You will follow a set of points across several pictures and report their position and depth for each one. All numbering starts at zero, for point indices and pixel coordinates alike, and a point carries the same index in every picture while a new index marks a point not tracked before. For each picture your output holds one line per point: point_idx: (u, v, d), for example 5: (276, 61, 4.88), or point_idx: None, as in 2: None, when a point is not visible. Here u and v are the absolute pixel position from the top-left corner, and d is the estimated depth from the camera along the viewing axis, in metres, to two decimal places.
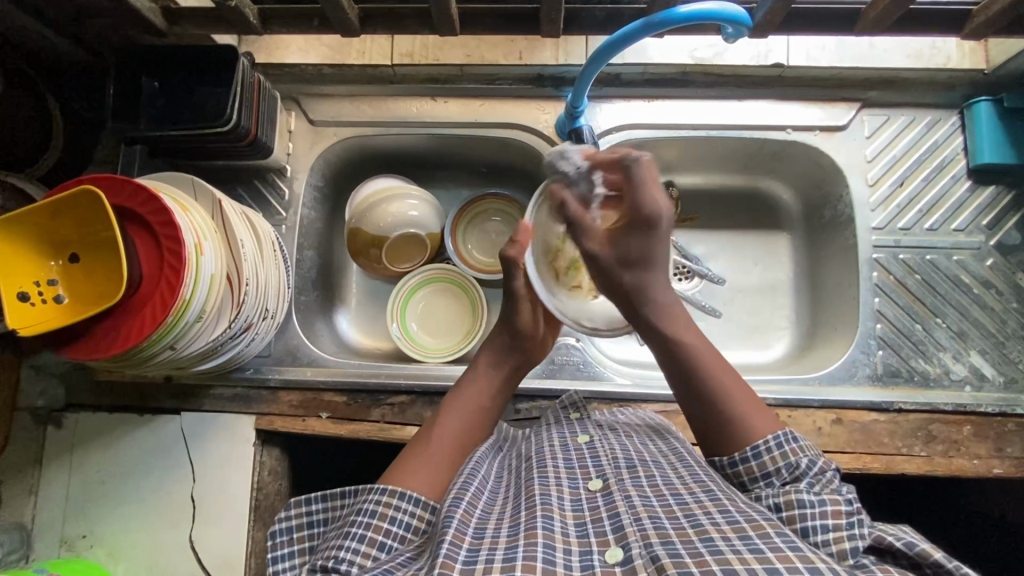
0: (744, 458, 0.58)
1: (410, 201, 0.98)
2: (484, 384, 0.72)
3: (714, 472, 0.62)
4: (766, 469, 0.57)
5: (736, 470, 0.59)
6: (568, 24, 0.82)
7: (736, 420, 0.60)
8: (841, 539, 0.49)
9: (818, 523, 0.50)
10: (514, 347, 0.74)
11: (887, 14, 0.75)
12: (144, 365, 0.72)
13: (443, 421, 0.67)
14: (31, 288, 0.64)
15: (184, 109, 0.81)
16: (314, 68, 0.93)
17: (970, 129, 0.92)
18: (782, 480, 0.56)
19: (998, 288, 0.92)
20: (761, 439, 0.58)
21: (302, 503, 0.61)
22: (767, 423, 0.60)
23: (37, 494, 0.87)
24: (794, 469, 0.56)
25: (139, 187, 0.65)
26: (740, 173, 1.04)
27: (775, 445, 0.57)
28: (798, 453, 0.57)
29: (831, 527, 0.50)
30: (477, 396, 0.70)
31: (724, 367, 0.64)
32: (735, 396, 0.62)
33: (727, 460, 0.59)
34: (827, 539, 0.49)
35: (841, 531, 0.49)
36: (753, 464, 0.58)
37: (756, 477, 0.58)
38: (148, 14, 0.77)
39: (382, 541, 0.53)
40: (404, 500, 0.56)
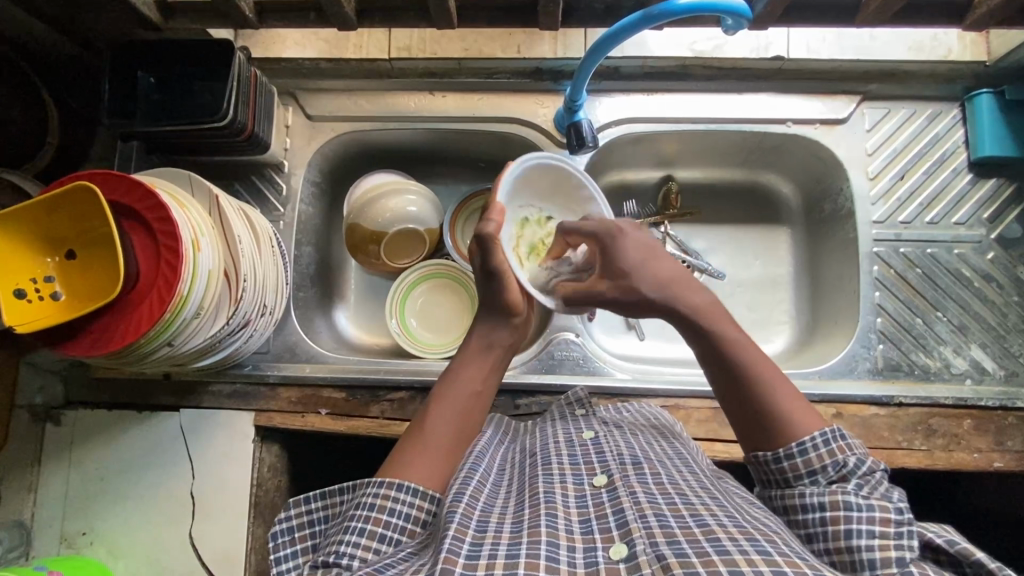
0: (789, 454, 0.57)
1: (409, 196, 0.98)
2: (476, 368, 0.67)
3: (755, 466, 0.60)
4: (811, 467, 0.56)
5: (780, 467, 0.58)
6: (566, 18, 0.81)
7: (779, 416, 0.59)
8: (887, 546, 0.48)
9: (864, 528, 0.50)
10: (505, 325, 0.70)
11: (888, 5, 0.74)
12: (144, 362, 0.71)
13: (434, 409, 0.63)
14: (28, 285, 0.64)
15: (180, 103, 0.82)
16: (311, 63, 0.92)
17: (972, 122, 0.91)
18: (828, 478, 0.55)
19: (999, 282, 0.91)
20: (806, 436, 0.57)
21: (301, 501, 0.60)
22: (810, 416, 0.59)
23: (36, 491, 0.87)
24: (841, 467, 0.55)
25: (135, 182, 0.65)
26: (740, 168, 1.03)
27: (821, 441, 0.56)
28: (846, 453, 0.56)
29: (878, 532, 0.49)
30: (471, 381, 0.66)
31: (763, 359, 0.62)
32: (777, 392, 0.60)
33: (771, 456, 0.58)
34: (871, 544, 0.49)
35: (887, 539, 0.49)
36: (799, 461, 0.57)
37: (800, 474, 0.56)
38: (143, 9, 0.77)
39: (382, 532, 0.53)
40: (402, 491, 0.55)
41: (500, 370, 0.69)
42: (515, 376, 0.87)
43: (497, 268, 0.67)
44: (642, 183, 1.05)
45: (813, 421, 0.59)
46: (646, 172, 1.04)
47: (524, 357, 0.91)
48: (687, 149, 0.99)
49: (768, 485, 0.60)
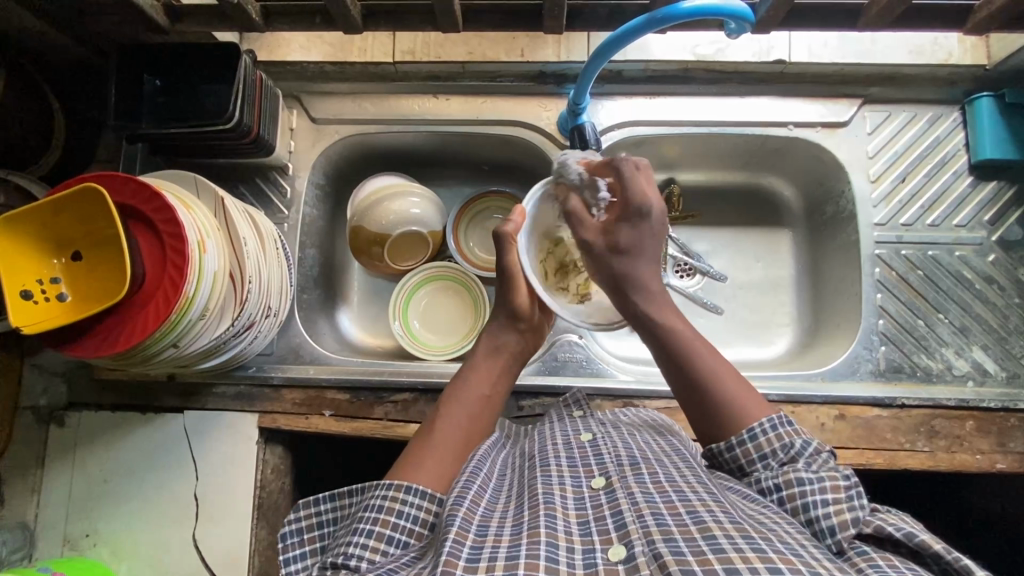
0: (741, 442, 0.58)
1: (412, 198, 0.97)
2: (484, 373, 0.70)
3: (713, 459, 0.61)
4: (762, 451, 0.57)
5: (734, 455, 0.59)
6: (570, 22, 0.82)
7: (731, 405, 0.60)
8: (841, 511, 0.50)
9: (818, 499, 0.51)
10: (512, 331, 0.72)
11: (890, 9, 0.75)
12: (149, 363, 0.72)
13: (445, 413, 0.65)
14: (34, 288, 0.64)
15: (185, 107, 0.83)
16: (316, 66, 0.93)
17: (972, 124, 0.92)
18: (779, 461, 0.56)
19: (1000, 284, 0.92)
20: (755, 422, 0.58)
21: (310, 504, 0.60)
22: (758, 405, 0.60)
23: (40, 492, 0.87)
24: (790, 449, 0.56)
25: (141, 184, 0.65)
26: (742, 170, 1.04)
27: (769, 426, 0.58)
28: (793, 435, 0.57)
29: (832, 500, 0.50)
30: (479, 386, 0.68)
31: (712, 352, 0.64)
32: (726, 379, 0.62)
33: (725, 446, 0.59)
34: (827, 513, 0.50)
35: (840, 505, 0.50)
36: (750, 447, 0.58)
37: (753, 459, 0.57)
38: (151, 12, 0.77)
39: (390, 535, 0.53)
40: (411, 493, 0.55)
41: (511, 374, 0.72)
42: (518, 377, 0.88)
43: (510, 267, 0.71)
44: None
45: (760, 409, 0.60)
46: None
47: (526, 359, 0.91)
48: (690, 152, 1.00)
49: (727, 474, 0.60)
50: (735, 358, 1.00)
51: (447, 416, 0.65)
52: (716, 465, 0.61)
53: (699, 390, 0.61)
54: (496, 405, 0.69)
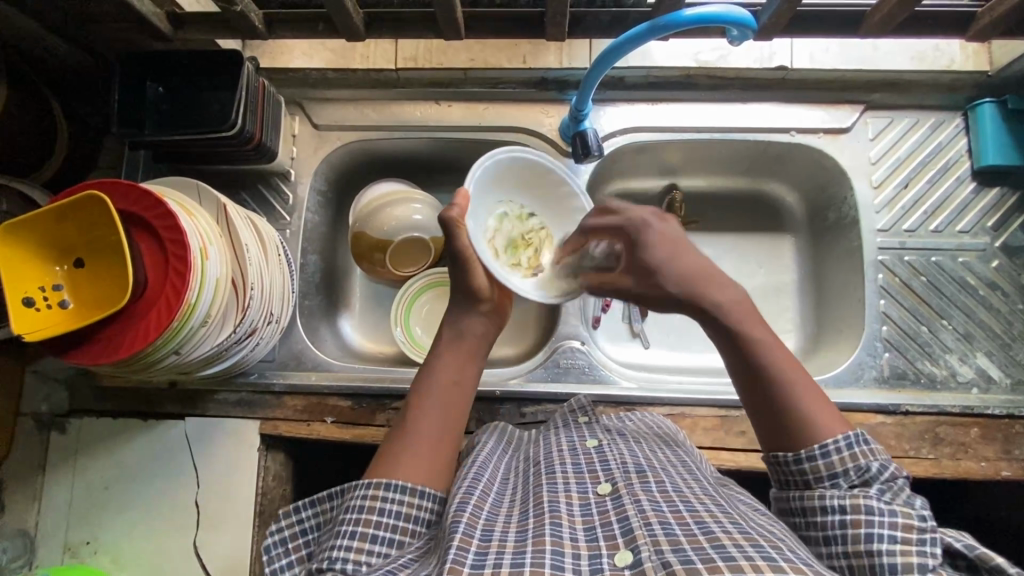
0: (811, 456, 0.56)
1: (415, 205, 0.99)
2: (452, 360, 0.67)
3: (774, 465, 0.59)
4: (833, 470, 0.55)
5: (802, 468, 0.57)
6: (572, 29, 0.82)
7: (810, 424, 0.57)
8: (908, 552, 0.48)
9: (886, 533, 0.50)
10: (474, 313, 0.70)
11: (892, 16, 0.75)
12: (150, 370, 0.72)
13: (415, 408, 0.63)
14: (35, 293, 0.64)
15: (187, 113, 0.83)
16: (318, 73, 0.93)
17: (974, 130, 0.92)
18: (850, 482, 0.55)
19: (1004, 290, 0.92)
20: (830, 439, 0.56)
21: (293, 511, 0.61)
22: (836, 420, 0.58)
23: (40, 500, 0.87)
24: (864, 472, 0.55)
25: (144, 191, 0.65)
26: (744, 176, 1.04)
27: (844, 444, 0.56)
28: (869, 457, 0.55)
29: (900, 539, 0.49)
30: (447, 374, 0.66)
31: (791, 361, 0.60)
32: (804, 392, 0.58)
33: (793, 458, 0.57)
34: (892, 549, 0.49)
35: (909, 545, 0.49)
36: (821, 463, 0.56)
37: (822, 476, 0.56)
38: (153, 19, 0.78)
39: (373, 534, 0.53)
40: (390, 490, 0.55)
41: (479, 358, 0.69)
42: (520, 384, 0.88)
43: (464, 254, 0.67)
44: (646, 192, 1.06)
45: (838, 427, 0.57)
46: (650, 180, 1.05)
47: (527, 366, 0.91)
48: (692, 158, 1.00)
49: (789, 487, 0.59)
50: None
51: (420, 412, 0.63)
52: (774, 472, 0.60)
53: (775, 404, 0.58)
54: (469, 389, 0.67)
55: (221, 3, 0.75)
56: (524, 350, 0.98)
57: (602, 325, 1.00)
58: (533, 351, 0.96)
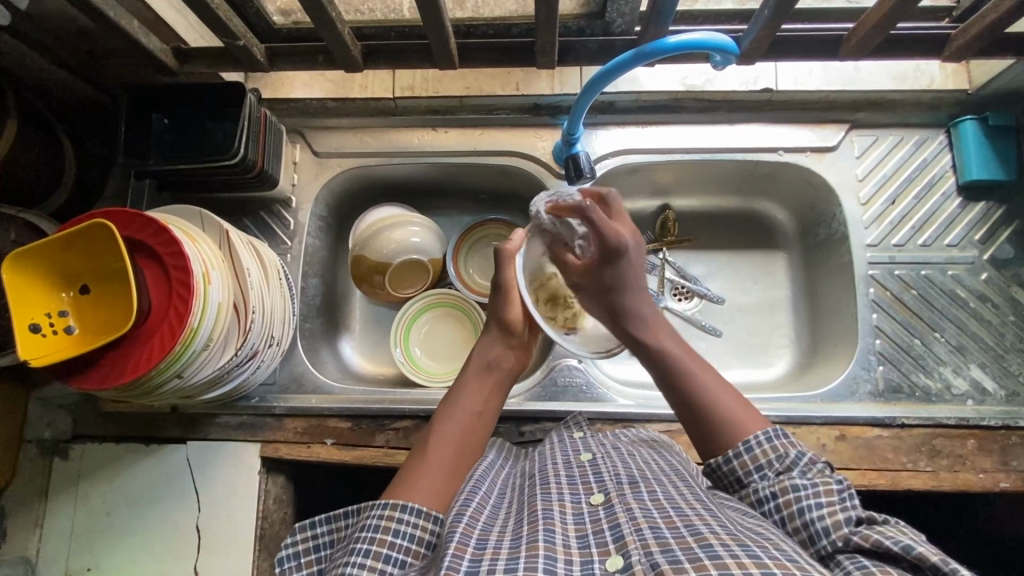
0: (739, 454, 0.60)
1: (413, 227, 0.99)
2: (477, 388, 0.71)
3: (713, 474, 0.62)
4: (758, 462, 0.59)
5: (732, 467, 0.60)
6: (563, 57, 0.85)
7: (728, 422, 0.62)
8: (834, 512, 0.51)
9: (813, 502, 0.52)
10: (502, 344, 0.75)
11: (868, 39, 0.78)
12: (152, 394, 0.73)
13: (439, 431, 0.66)
14: (42, 320, 0.65)
15: (190, 141, 0.85)
16: (319, 102, 0.95)
17: (958, 147, 0.94)
18: (774, 470, 0.58)
19: (994, 301, 0.93)
20: (750, 436, 0.60)
21: (307, 526, 0.61)
22: (754, 422, 0.63)
23: (41, 527, 0.88)
24: (785, 459, 0.58)
25: (150, 219, 0.67)
26: (735, 195, 1.06)
27: (764, 439, 0.59)
28: (788, 446, 0.59)
29: (825, 504, 0.52)
30: (473, 401, 0.70)
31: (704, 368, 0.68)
32: (721, 398, 0.64)
33: (721, 457, 0.61)
34: (821, 515, 0.51)
35: (833, 508, 0.51)
36: (747, 458, 0.59)
37: (749, 470, 0.59)
38: (160, 54, 0.81)
39: (387, 553, 0.52)
40: (406, 512, 0.55)
41: (500, 393, 0.73)
42: (519, 403, 0.89)
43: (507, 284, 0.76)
44: (639, 212, 1.08)
45: (756, 427, 0.62)
46: (644, 201, 1.07)
47: (526, 385, 0.92)
48: (683, 178, 1.02)
49: (729, 489, 0.61)
50: (735, 380, 1.01)
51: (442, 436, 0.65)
52: (716, 481, 0.63)
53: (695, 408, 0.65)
54: (490, 420, 0.70)
55: (223, 39, 0.78)
56: (525, 367, 0.99)
57: None
58: (529, 370, 0.98)
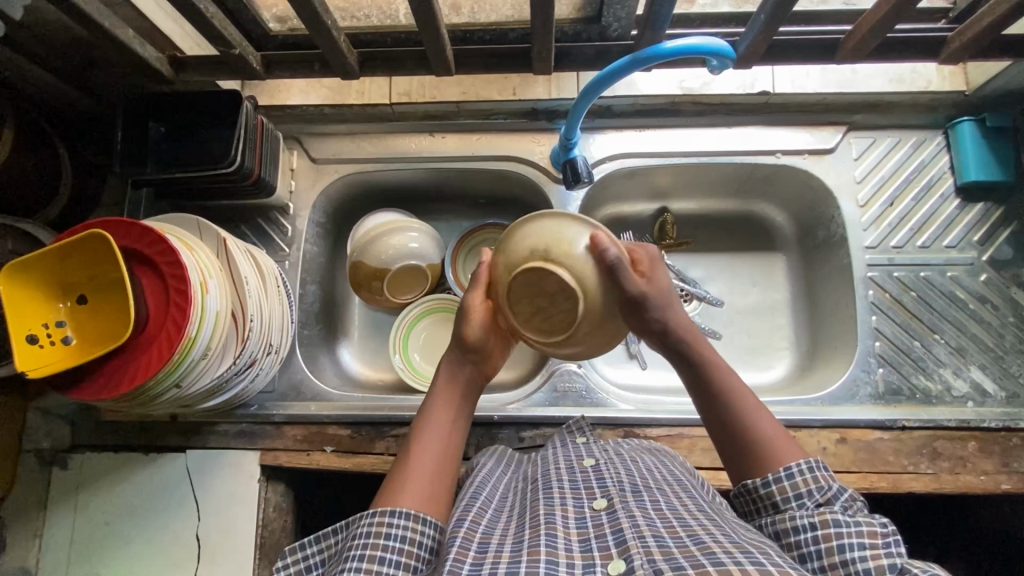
0: (777, 478, 0.58)
1: (411, 233, 0.99)
2: (449, 398, 0.68)
3: (744, 495, 0.61)
4: (798, 490, 0.57)
5: (769, 491, 0.59)
6: (559, 63, 0.85)
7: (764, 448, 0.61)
8: (878, 556, 0.48)
9: (855, 541, 0.50)
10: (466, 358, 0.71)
11: (865, 43, 0.78)
12: (151, 404, 0.72)
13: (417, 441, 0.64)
14: (39, 331, 0.65)
15: (187, 150, 0.85)
16: (316, 109, 0.96)
17: (955, 148, 0.94)
18: (815, 501, 0.56)
19: (994, 303, 0.93)
20: (791, 463, 0.59)
21: (297, 548, 0.61)
22: (793, 451, 0.61)
23: (41, 536, 0.87)
24: (825, 492, 0.56)
25: (147, 229, 0.67)
26: (734, 198, 1.06)
27: (807, 468, 0.58)
28: (829, 478, 0.57)
29: (869, 545, 0.49)
30: (444, 408, 0.67)
31: (754, 406, 0.64)
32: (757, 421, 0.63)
33: (759, 481, 0.59)
34: (864, 556, 0.49)
35: (878, 551, 0.49)
36: (786, 484, 0.58)
37: (788, 497, 0.57)
38: (156, 63, 0.81)
39: (382, 556, 0.52)
40: (395, 516, 0.54)
41: (472, 400, 0.70)
42: (520, 409, 0.88)
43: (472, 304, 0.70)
44: (637, 216, 1.08)
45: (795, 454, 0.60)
46: (641, 205, 1.07)
47: (527, 390, 0.92)
48: (682, 181, 1.02)
49: (757, 513, 0.60)
50: None
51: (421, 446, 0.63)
52: (742, 503, 0.62)
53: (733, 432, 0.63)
54: (463, 422, 0.68)
55: (219, 48, 0.77)
56: (525, 371, 0.99)
57: (600, 348, 1.02)
58: (529, 376, 0.97)
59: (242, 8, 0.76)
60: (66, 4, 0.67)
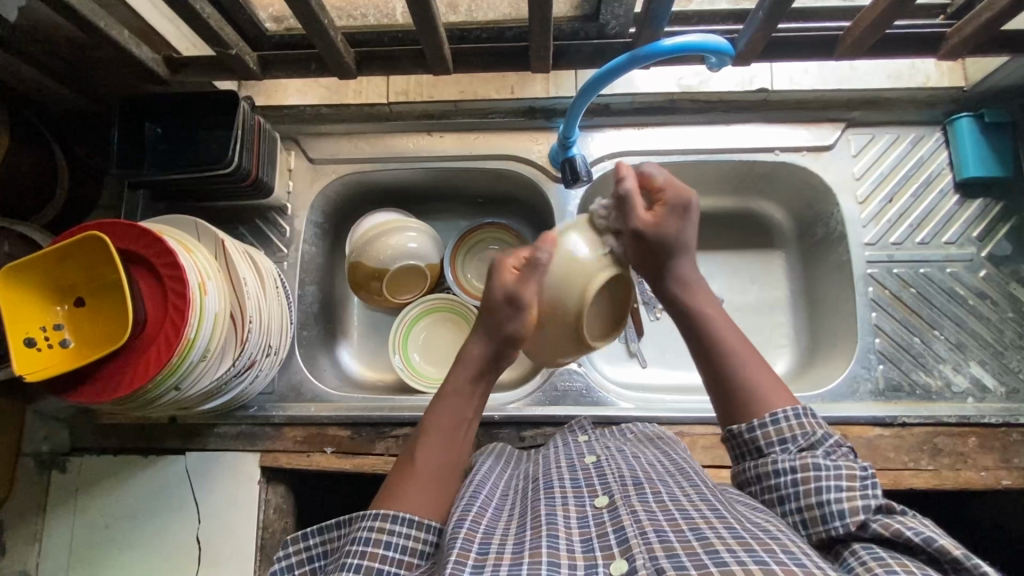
0: (762, 424, 0.60)
1: (409, 233, 0.99)
2: (462, 400, 0.66)
3: (732, 440, 0.62)
4: (782, 435, 0.58)
5: (754, 436, 0.60)
6: (557, 61, 0.84)
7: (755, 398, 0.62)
8: (854, 498, 0.51)
9: (833, 484, 0.53)
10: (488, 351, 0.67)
11: (863, 39, 0.78)
12: (150, 406, 0.72)
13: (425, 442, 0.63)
14: (37, 334, 0.65)
15: (184, 152, 0.85)
16: (313, 109, 0.95)
17: (953, 143, 0.94)
18: (798, 446, 0.58)
19: (993, 299, 0.93)
20: (778, 409, 0.60)
21: (299, 538, 0.60)
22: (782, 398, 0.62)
23: (41, 541, 0.87)
24: (809, 437, 0.58)
25: (144, 231, 0.66)
26: (734, 196, 1.06)
27: (792, 415, 0.59)
28: (814, 425, 0.59)
29: (846, 488, 0.52)
30: (456, 411, 0.65)
31: (750, 354, 0.65)
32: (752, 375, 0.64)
33: (745, 427, 0.61)
34: (839, 498, 0.52)
35: (854, 493, 0.52)
36: (771, 430, 0.59)
37: (772, 442, 0.59)
38: (152, 64, 0.80)
39: (379, 567, 0.52)
40: (397, 522, 0.54)
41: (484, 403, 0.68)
42: (519, 408, 0.88)
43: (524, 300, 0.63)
44: None
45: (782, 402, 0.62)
46: None
47: (524, 390, 0.92)
48: (681, 180, 1.02)
49: (744, 457, 0.62)
50: None
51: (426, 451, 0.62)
52: (732, 447, 0.63)
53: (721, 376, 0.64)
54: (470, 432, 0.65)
55: (216, 48, 0.77)
56: (524, 371, 0.98)
57: (599, 347, 1.01)
58: (529, 375, 0.97)
59: (238, 9, 0.76)
60: (59, 5, 0.66)
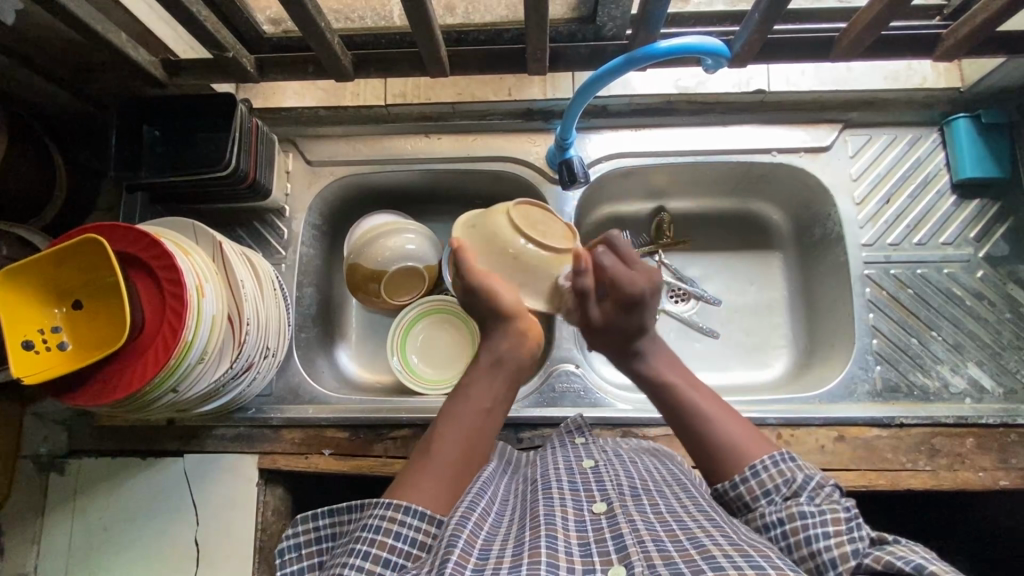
0: (745, 479, 0.60)
1: (409, 235, 1.00)
2: (487, 385, 0.66)
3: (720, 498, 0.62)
4: (765, 487, 0.59)
5: (739, 492, 0.60)
6: (554, 63, 0.84)
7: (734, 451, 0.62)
8: (842, 542, 0.51)
9: (820, 531, 0.52)
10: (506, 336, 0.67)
11: (859, 41, 0.78)
12: (148, 409, 0.72)
13: (446, 429, 0.63)
14: (34, 336, 0.65)
15: (182, 154, 0.85)
16: (311, 111, 0.96)
17: (951, 144, 0.94)
18: (782, 495, 0.58)
19: (990, 299, 0.93)
20: (756, 461, 0.61)
21: (309, 518, 0.60)
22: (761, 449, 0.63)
23: (39, 543, 0.87)
24: (791, 484, 0.58)
25: (142, 234, 0.66)
26: (731, 197, 1.06)
27: (771, 463, 0.60)
28: (794, 470, 0.59)
29: (832, 532, 0.52)
30: (481, 397, 0.66)
31: (722, 411, 0.66)
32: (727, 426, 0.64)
33: (729, 483, 0.61)
34: (829, 545, 0.51)
35: (841, 536, 0.51)
36: (754, 483, 0.59)
37: (757, 496, 0.59)
38: (150, 67, 0.80)
39: (387, 557, 0.51)
40: (409, 514, 0.54)
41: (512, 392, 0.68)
42: (516, 410, 0.88)
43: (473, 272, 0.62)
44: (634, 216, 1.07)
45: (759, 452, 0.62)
46: (638, 204, 1.07)
47: (524, 390, 0.91)
48: (678, 181, 1.02)
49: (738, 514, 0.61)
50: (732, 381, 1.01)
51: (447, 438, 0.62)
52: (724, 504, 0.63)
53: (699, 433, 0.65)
54: (495, 422, 0.66)
55: (213, 51, 0.77)
56: None
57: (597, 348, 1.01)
58: None
59: (235, 12, 0.76)
60: (56, 9, 0.67)
